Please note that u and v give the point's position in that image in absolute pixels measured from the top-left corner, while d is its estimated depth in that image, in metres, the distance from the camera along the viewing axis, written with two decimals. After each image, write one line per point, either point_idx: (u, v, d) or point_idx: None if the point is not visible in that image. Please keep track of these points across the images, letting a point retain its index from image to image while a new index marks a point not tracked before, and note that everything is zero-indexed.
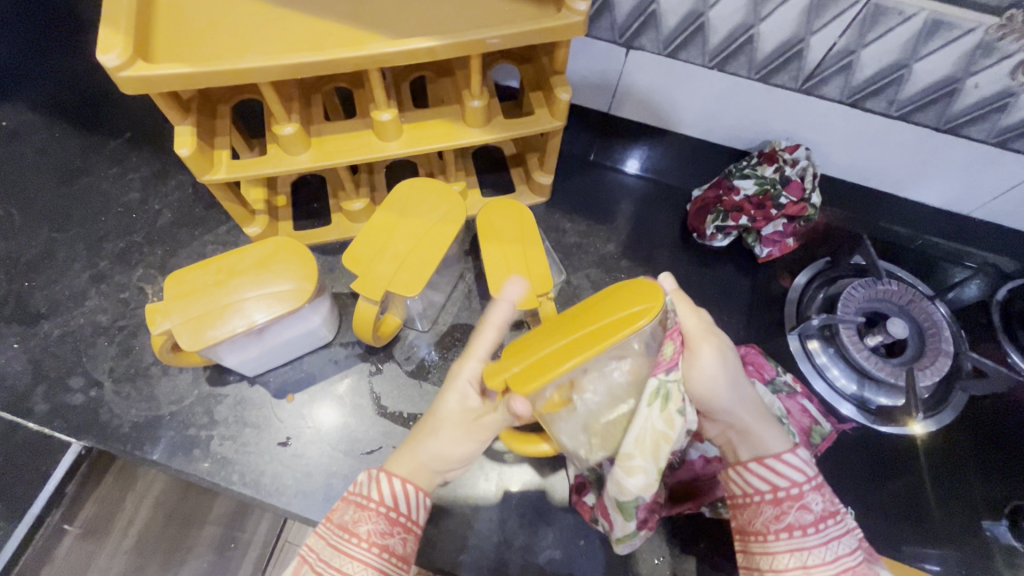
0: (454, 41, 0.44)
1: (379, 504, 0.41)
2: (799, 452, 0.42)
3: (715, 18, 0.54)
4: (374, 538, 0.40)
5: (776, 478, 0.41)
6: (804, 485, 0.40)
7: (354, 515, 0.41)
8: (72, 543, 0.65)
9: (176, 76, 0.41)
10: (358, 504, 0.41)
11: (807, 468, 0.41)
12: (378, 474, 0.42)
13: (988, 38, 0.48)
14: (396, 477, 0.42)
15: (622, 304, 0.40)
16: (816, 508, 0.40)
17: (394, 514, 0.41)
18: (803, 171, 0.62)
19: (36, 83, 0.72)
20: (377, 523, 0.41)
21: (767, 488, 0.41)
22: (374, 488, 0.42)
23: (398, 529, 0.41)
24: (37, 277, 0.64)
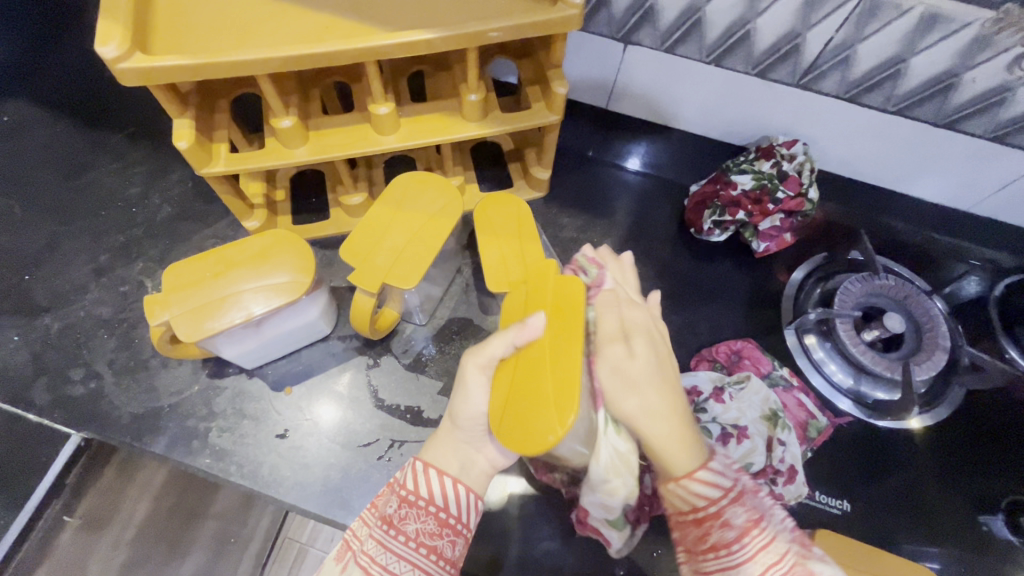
0: (450, 34, 0.44)
1: (428, 504, 0.43)
2: (715, 465, 0.39)
3: (712, 13, 0.55)
4: (422, 538, 0.42)
5: (695, 497, 0.39)
6: (721, 500, 0.38)
7: (402, 511, 0.43)
8: (72, 535, 0.66)
9: (174, 68, 0.41)
10: (405, 501, 0.43)
11: (723, 482, 0.39)
12: (429, 472, 0.44)
13: (985, 32, 0.48)
14: (448, 477, 0.44)
15: (536, 413, 0.40)
16: (738, 522, 0.38)
17: (444, 515, 0.43)
18: (800, 167, 0.62)
19: (38, 79, 0.73)
20: (424, 523, 0.42)
21: (688, 508, 0.39)
22: (424, 487, 0.43)
23: (446, 530, 0.43)
24: (38, 270, 0.64)
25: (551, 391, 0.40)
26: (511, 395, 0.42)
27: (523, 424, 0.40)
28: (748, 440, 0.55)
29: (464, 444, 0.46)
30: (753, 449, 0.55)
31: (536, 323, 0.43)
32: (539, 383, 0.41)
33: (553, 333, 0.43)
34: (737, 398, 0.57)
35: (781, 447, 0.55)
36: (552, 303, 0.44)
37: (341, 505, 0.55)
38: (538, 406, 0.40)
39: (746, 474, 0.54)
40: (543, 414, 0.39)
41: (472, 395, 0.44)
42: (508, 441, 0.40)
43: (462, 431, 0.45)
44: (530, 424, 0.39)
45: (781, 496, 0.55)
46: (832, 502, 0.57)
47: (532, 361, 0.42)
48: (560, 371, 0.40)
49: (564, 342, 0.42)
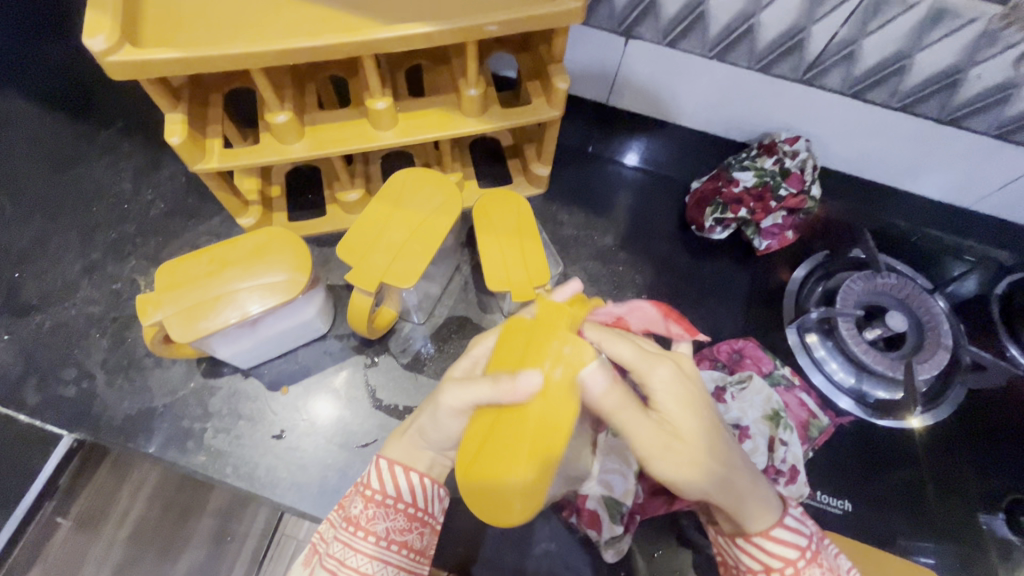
0: (448, 28, 0.43)
1: (396, 502, 0.43)
2: (793, 522, 0.40)
3: (715, 7, 0.54)
4: (391, 535, 0.43)
5: (768, 556, 0.40)
6: (798, 560, 0.39)
7: (369, 511, 0.43)
8: (65, 535, 0.65)
9: (165, 61, 0.40)
10: (371, 500, 0.43)
11: (801, 540, 0.39)
12: (393, 471, 0.44)
13: (992, 28, 0.47)
14: (413, 473, 0.44)
15: (500, 478, 0.37)
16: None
17: (411, 510, 0.44)
18: (803, 163, 0.61)
19: (26, 71, 0.71)
20: (394, 520, 0.43)
21: (760, 566, 0.41)
22: (390, 484, 0.43)
23: (415, 524, 0.44)
24: (28, 267, 0.63)
25: (521, 463, 0.37)
26: (483, 449, 0.38)
27: (483, 481, 0.38)
28: (750, 440, 0.55)
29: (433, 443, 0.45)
30: (753, 450, 0.54)
31: (530, 387, 0.37)
32: (510, 448, 0.38)
33: (546, 394, 0.38)
34: (739, 398, 0.57)
35: (783, 447, 0.55)
36: (555, 355, 0.39)
37: None
38: (500, 472, 0.37)
39: None
40: (503, 480, 0.38)
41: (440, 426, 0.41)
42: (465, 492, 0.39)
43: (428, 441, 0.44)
44: (487, 488, 0.38)
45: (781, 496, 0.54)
46: (833, 502, 0.57)
47: (516, 419, 0.38)
48: (538, 452, 0.37)
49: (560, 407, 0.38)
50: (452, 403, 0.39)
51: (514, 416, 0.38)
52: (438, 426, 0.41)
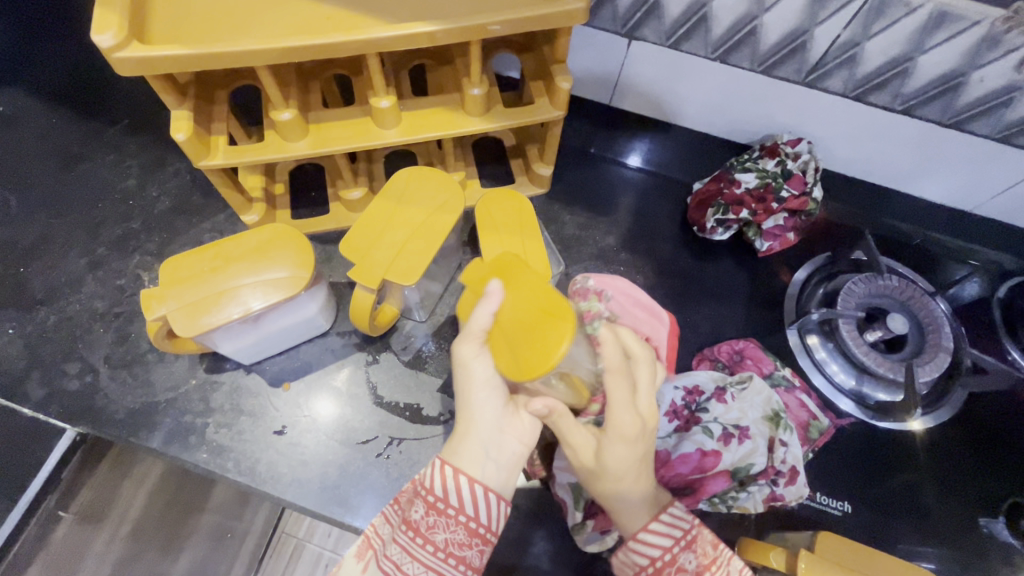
0: (452, 27, 0.43)
1: (458, 513, 0.42)
2: (669, 517, 0.43)
3: (718, 8, 0.54)
4: (450, 548, 0.42)
5: (648, 549, 0.43)
6: (674, 548, 0.43)
7: (430, 519, 0.42)
8: (66, 530, 0.65)
9: (171, 57, 0.40)
10: (434, 509, 0.42)
11: (675, 530, 0.43)
12: (458, 480, 0.42)
13: (995, 31, 0.47)
14: (478, 484, 0.42)
15: (545, 340, 0.40)
16: (691, 567, 0.42)
17: (473, 526, 0.42)
18: (805, 164, 0.62)
19: (34, 68, 0.72)
20: (453, 533, 0.42)
21: (646, 560, 0.43)
22: (454, 495, 0.42)
23: (475, 539, 0.42)
24: (34, 262, 0.63)
25: (552, 310, 0.42)
26: (514, 345, 0.42)
27: (538, 344, 0.41)
28: (749, 441, 0.54)
29: (482, 436, 0.44)
30: (753, 451, 0.54)
31: (495, 290, 0.43)
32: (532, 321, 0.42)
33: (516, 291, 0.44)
34: (739, 398, 0.57)
35: (782, 448, 0.55)
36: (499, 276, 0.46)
37: (338, 502, 0.55)
38: (538, 343, 0.40)
39: (746, 475, 0.54)
40: (550, 331, 0.41)
41: (475, 372, 0.44)
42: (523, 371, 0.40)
43: (478, 418, 0.44)
44: (537, 350, 0.40)
45: (781, 498, 0.55)
46: (833, 504, 0.57)
47: (510, 318, 0.43)
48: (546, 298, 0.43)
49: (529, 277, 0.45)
50: (469, 337, 0.44)
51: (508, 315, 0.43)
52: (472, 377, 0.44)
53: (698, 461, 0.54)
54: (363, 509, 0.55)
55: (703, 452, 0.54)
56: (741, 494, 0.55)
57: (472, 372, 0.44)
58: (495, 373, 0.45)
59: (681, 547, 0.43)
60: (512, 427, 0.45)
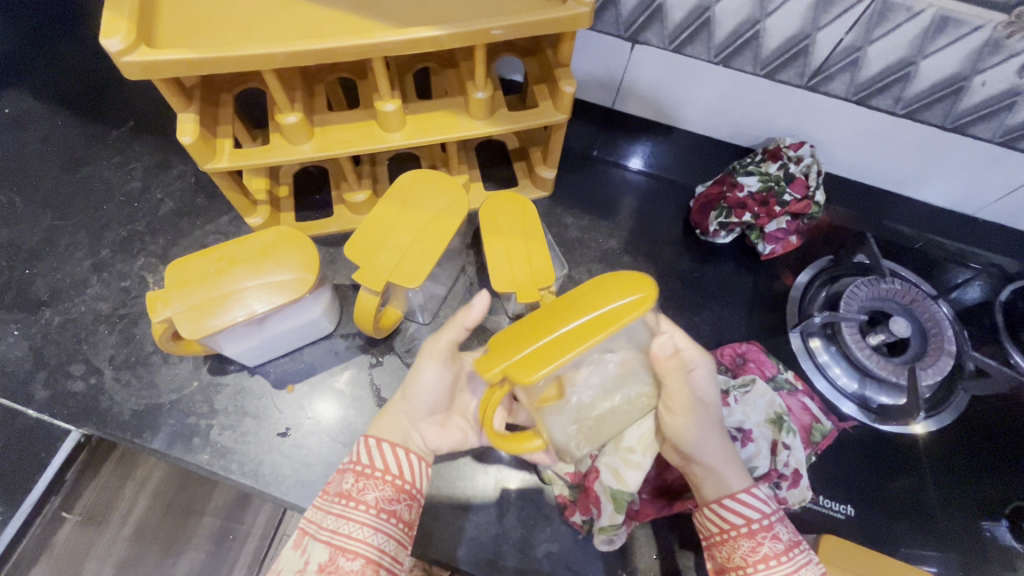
0: (457, 31, 0.43)
1: (384, 474, 0.45)
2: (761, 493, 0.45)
3: (721, 13, 0.54)
4: (381, 504, 0.44)
5: (737, 513, 0.44)
6: (770, 516, 0.44)
7: (360, 484, 0.45)
8: (69, 532, 0.66)
9: (178, 61, 0.40)
10: (362, 473, 0.45)
11: (765, 506, 0.44)
12: (380, 445, 0.47)
13: (997, 35, 0.48)
14: (400, 448, 0.47)
15: (607, 292, 0.42)
16: (785, 536, 0.43)
17: (399, 482, 0.46)
18: (807, 168, 0.61)
19: (40, 71, 0.72)
20: (382, 490, 0.45)
21: (740, 522, 0.44)
22: (379, 459, 0.46)
23: (403, 496, 0.46)
24: (38, 264, 0.64)
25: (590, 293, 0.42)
26: (586, 318, 0.41)
27: (612, 297, 0.41)
28: (752, 444, 0.55)
29: (400, 419, 0.50)
30: (756, 453, 0.55)
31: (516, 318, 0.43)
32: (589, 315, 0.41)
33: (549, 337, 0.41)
34: (742, 401, 0.57)
35: (786, 451, 0.55)
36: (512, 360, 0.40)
37: None
38: (595, 300, 0.41)
39: (749, 477, 0.55)
40: (608, 293, 0.41)
41: (425, 377, 0.49)
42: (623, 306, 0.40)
43: (406, 402, 0.50)
44: (614, 292, 0.41)
45: (784, 501, 0.55)
46: (836, 507, 0.57)
47: (562, 312, 0.42)
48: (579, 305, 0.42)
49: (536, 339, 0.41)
50: (433, 351, 0.49)
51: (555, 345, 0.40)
52: (420, 380, 0.50)
53: None
54: None
55: None
56: None
57: (422, 376, 0.50)
58: (440, 385, 0.50)
59: (777, 518, 0.44)
60: (424, 429, 0.51)
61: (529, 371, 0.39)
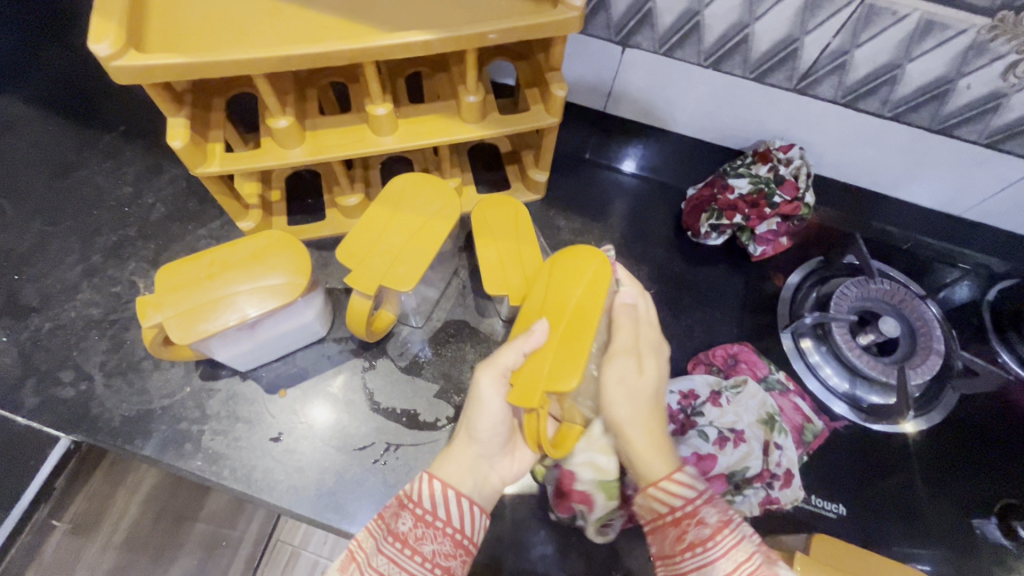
0: (448, 36, 0.44)
1: (444, 525, 0.44)
2: (688, 473, 0.43)
3: (710, 17, 0.55)
4: (437, 559, 0.42)
5: (671, 497, 0.42)
6: (696, 500, 0.42)
7: (418, 530, 0.43)
8: (60, 540, 0.65)
9: (168, 66, 0.40)
10: (422, 520, 0.43)
11: (698, 484, 0.43)
12: (447, 493, 0.44)
13: (980, 39, 0.48)
14: (465, 499, 0.45)
15: (575, 274, 0.52)
16: (712, 520, 0.41)
17: (458, 536, 0.44)
18: (797, 170, 0.62)
19: (28, 76, 0.72)
20: (441, 544, 0.43)
21: (666, 509, 0.43)
22: (443, 507, 0.44)
23: (460, 551, 0.44)
24: (27, 270, 0.63)
25: (567, 286, 0.51)
26: (575, 309, 0.50)
27: (568, 270, 0.52)
28: (744, 444, 0.56)
29: (475, 462, 0.48)
30: (748, 454, 0.55)
31: (541, 330, 0.48)
32: (566, 305, 0.50)
33: (556, 342, 0.48)
34: (734, 402, 0.58)
35: (778, 451, 0.56)
36: (544, 376, 0.46)
37: (335, 509, 0.54)
38: (571, 289, 0.51)
39: (742, 479, 0.55)
40: (580, 285, 0.51)
41: (489, 405, 0.47)
42: (599, 269, 0.52)
43: (479, 445, 0.48)
44: (585, 265, 0.52)
45: (777, 500, 0.55)
46: (827, 506, 0.57)
47: (555, 318, 0.50)
48: (570, 309, 0.50)
49: (556, 351, 0.47)
50: (493, 371, 0.47)
51: (558, 349, 0.47)
52: (484, 411, 0.47)
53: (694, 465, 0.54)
54: (359, 515, 0.54)
55: (699, 456, 0.55)
56: (737, 497, 0.55)
57: (484, 399, 0.48)
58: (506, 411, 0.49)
59: (704, 500, 0.42)
60: (496, 463, 0.50)
61: (566, 379, 0.46)
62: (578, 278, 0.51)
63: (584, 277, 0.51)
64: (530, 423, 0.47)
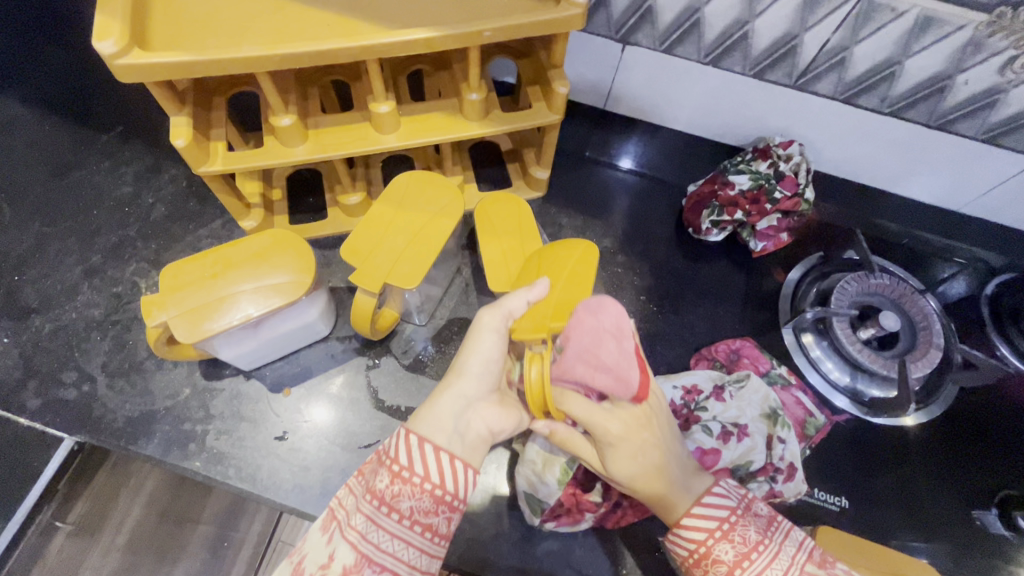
0: (451, 33, 0.44)
1: (423, 481, 0.40)
2: (715, 497, 0.45)
3: (710, 15, 0.55)
4: (416, 516, 0.40)
5: (702, 524, 0.44)
6: (708, 540, 0.43)
7: (394, 487, 0.40)
8: (63, 542, 0.67)
9: (173, 65, 0.40)
10: (397, 476, 0.40)
11: (727, 501, 0.45)
12: (425, 447, 0.41)
13: (978, 35, 0.49)
14: (443, 453, 0.41)
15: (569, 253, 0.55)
16: (750, 535, 0.42)
17: (438, 492, 0.40)
18: (797, 166, 0.62)
19: (26, 77, 0.71)
20: (418, 501, 0.40)
21: (700, 537, 0.44)
22: (420, 460, 0.40)
23: (442, 508, 0.41)
24: (28, 271, 0.63)
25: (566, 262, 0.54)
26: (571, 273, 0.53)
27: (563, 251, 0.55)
28: (748, 438, 0.56)
29: (455, 404, 0.44)
30: (752, 448, 0.56)
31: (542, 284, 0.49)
32: (559, 275, 0.53)
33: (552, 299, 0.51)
34: (737, 396, 0.58)
35: (780, 445, 0.56)
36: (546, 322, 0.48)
37: None
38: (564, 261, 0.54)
39: (746, 473, 0.55)
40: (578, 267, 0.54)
41: (483, 345, 0.46)
42: (586, 250, 0.55)
43: (464, 381, 0.45)
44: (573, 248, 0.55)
45: (780, 494, 0.55)
46: (830, 499, 0.58)
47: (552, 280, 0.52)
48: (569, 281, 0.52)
49: (549, 305, 0.50)
50: (494, 316, 0.47)
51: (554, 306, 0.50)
52: (477, 349, 0.46)
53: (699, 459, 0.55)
54: None
55: (703, 450, 0.55)
56: None
57: (479, 342, 0.46)
58: (498, 352, 0.47)
59: (742, 513, 0.44)
60: (483, 411, 0.46)
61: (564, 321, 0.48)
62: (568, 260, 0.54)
63: (577, 257, 0.54)
64: (529, 367, 0.42)
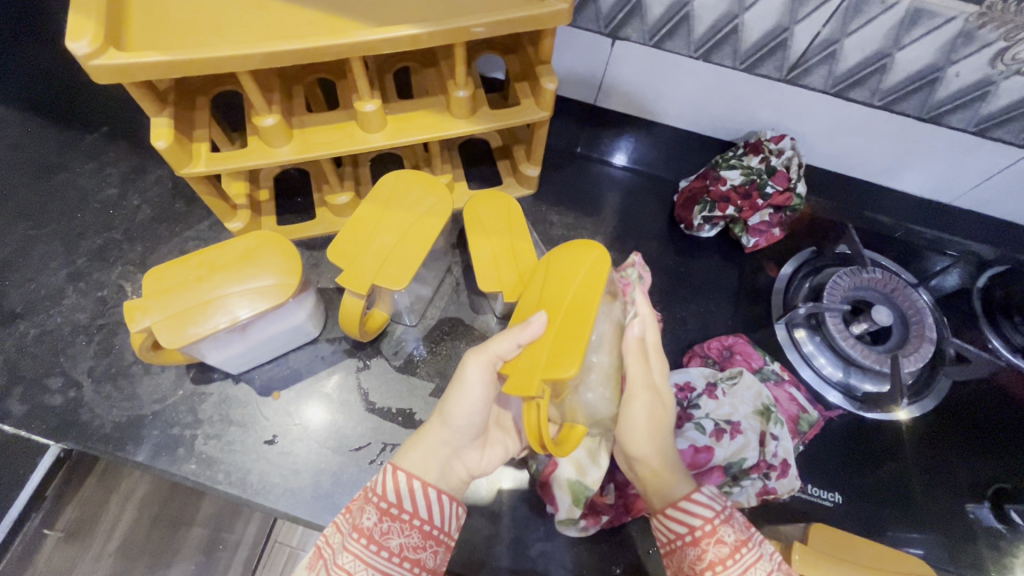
0: (437, 29, 0.43)
1: (412, 517, 0.44)
2: (706, 496, 0.46)
3: (699, 8, 0.54)
4: (405, 552, 0.43)
5: (689, 518, 0.45)
6: (714, 520, 0.45)
7: (383, 524, 0.43)
8: (53, 547, 0.67)
9: (152, 64, 0.39)
10: (387, 514, 0.43)
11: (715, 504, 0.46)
12: (413, 485, 0.45)
13: (969, 26, 0.48)
14: (431, 489, 0.45)
15: (574, 264, 0.51)
16: (729, 539, 0.44)
17: (427, 528, 0.45)
18: (788, 160, 0.62)
19: (7, 77, 0.70)
20: (407, 537, 0.43)
21: (685, 530, 0.46)
22: (409, 500, 0.44)
23: (429, 542, 0.44)
24: (11, 275, 0.62)
25: (571, 283, 0.50)
26: (574, 305, 0.49)
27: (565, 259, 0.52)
28: (741, 436, 0.56)
29: (440, 451, 0.48)
30: (745, 445, 0.56)
31: (539, 321, 0.47)
32: (565, 306, 0.49)
33: (553, 334, 0.48)
34: (729, 394, 0.58)
35: (774, 441, 0.56)
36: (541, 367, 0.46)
37: (332, 511, 0.54)
38: (568, 280, 0.50)
39: (739, 470, 0.56)
40: (584, 281, 0.50)
41: (470, 388, 0.47)
42: (596, 266, 0.50)
43: (449, 431, 0.48)
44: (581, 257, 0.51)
45: (773, 490, 0.55)
46: (824, 495, 0.58)
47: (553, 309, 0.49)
48: (573, 315, 0.48)
49: (549, 343, 0.47)
50: (481, 358, 0.47)
51: (550, 344, 0.47)
52: (464, 396, 0.47)
53: (692, 456, 0.56)
54: None
55: (697, 448, 0.56)
56: (734, 488, 0.55)
57: (468, 384, 0.47)
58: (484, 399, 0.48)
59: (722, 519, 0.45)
60: (465, 455, 0.50)
61: (564, 367, 0.45)
62: (575, 269, 0.51)
63: (585, 274, 0.50)
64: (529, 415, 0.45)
